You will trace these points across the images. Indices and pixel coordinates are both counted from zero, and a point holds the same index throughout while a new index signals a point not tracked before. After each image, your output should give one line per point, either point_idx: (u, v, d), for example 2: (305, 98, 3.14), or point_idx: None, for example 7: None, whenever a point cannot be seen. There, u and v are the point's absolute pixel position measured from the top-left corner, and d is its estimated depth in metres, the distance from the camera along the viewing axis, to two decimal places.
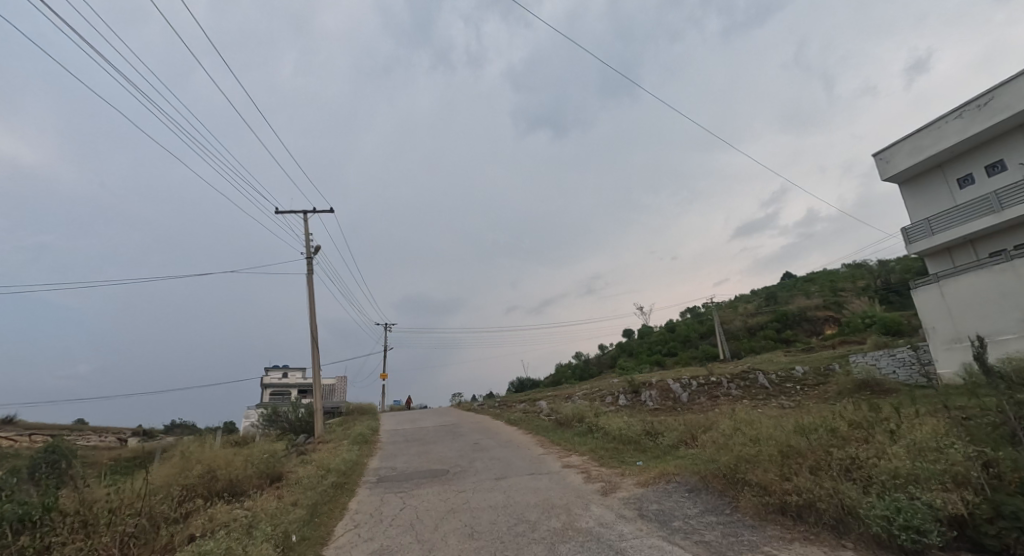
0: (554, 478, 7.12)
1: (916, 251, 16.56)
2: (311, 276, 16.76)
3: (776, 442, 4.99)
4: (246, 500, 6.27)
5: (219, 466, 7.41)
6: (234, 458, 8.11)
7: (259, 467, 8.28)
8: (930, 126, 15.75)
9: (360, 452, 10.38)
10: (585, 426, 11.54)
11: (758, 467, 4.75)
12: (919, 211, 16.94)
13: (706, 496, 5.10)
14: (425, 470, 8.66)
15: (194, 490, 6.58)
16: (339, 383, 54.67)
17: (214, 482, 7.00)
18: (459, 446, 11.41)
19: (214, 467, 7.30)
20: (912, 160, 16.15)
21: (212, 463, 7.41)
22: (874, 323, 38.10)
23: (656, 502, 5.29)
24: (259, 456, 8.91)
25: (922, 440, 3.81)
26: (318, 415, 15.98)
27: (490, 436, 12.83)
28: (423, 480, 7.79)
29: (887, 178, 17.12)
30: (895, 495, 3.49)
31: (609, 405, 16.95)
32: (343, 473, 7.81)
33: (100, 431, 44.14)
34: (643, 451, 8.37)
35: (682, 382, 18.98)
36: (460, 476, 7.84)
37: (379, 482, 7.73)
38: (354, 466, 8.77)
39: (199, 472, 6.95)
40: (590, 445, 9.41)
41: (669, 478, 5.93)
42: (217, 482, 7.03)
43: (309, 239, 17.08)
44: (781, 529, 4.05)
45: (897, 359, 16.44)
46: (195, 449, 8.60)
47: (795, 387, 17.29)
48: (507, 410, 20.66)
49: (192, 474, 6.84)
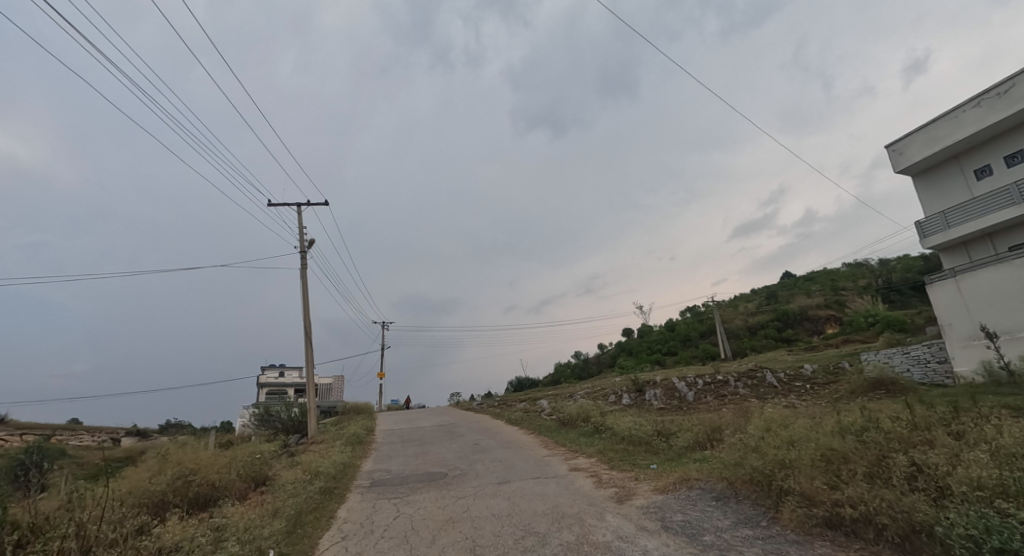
0: (562, 483, 6.56)
1: (930, 245, 16.03)
2: (305, 270, 16.15)
3: (815, 444, 4.43)
4: (221, 513, 5.65)
5: (197, 471, 6.82)
6: (217, 460, 7.53)
7: (243, 471, 7.70)
8: (946, 116, 15.24)
9: (353, 453, 9.80)
10: (591, 426, 10.99)
11: (797, 471, 4.19)
12: (934, 204, 16.43)
13: (737, 507, 4.52)
14: (422, 474, 8.07)
15: (166, 500, 5.99)
16: (337, 381, 53.94)
17: (188, 491, 6.39)
18: (457, 447, 10.86)
19: (190, 472, 6.71)
20: (926, 152, 15.64)
21: (187, 467, 6.80)
22: (876, 323, 37.67)
23: (680, 513, 4.71)
24: (244, 458, 8.34)
25: (1008, 446, 3.25)
26: (311, 414, 15.38)
27: (491, 436, 12.26)
28: (419, 484, 7.21)
29: (899, 170, 16.62)
30: (981, 509, 2.92)
31: (612, 404, 16.43)
32: (332, 477, 7.20)
33: (94, 431, 43.61)
34: (655, 452, 7.82)
35: (688, 381, 18.43)
36: (460, 480, 7.25)
37: (372, 487, 7.15)
38: (346, 469, 8.15)
39: (170, 478, 6.34)
40: (597, 446, 8.85)
41: (691, 484, 5.37)
42: (191, 492, 6.42)
43: (303, 233, 16.48)
44: (832, 547, 3.48)
45: (911, 357, 15.68)
46: (174, 451, 8.01)
47: (805, 386, 16.77)
48: (507, 410, 20.08)
49: (164, 480, 6.24)
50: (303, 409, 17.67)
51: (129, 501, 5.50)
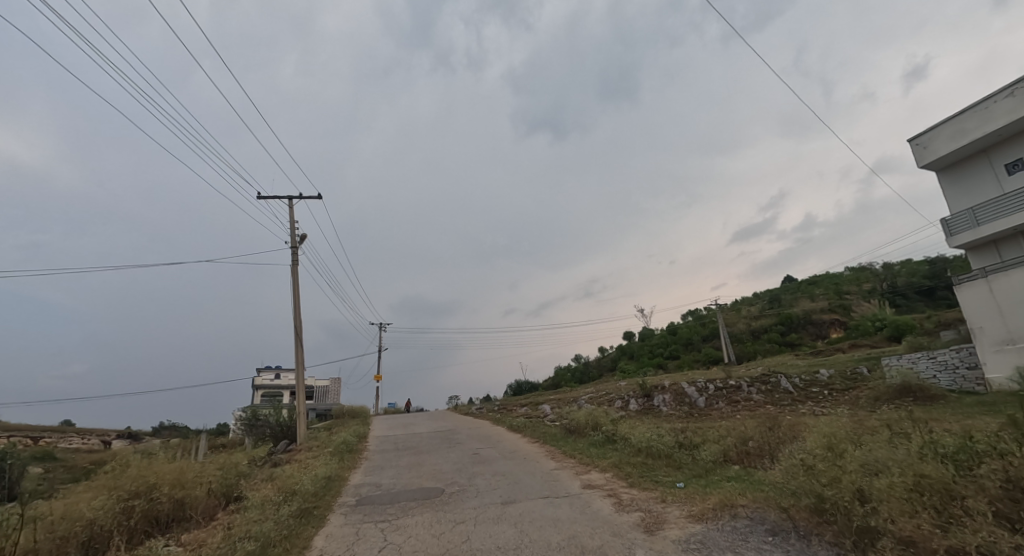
0: (576, 505, 5.68)
1: (957, 244, 15.17)
2: (296, 265, 15.29)
3: (903, 470, 3.54)
4: (171, 545, 4.75)
5: (144, 491, 5.87)
6: (182, 471, 6.66)
7: (212, 486, 6.86)
8: (976, 107, 14.39)
9: (341, 465, 8.91)
10: (601, 435, 10.06)
11: (883, 505, 3.30)
12: (960, 201, 15.57)
13: (801, 546, 3.61)
14: (416, 489, 7.19)
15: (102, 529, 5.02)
16: (332, 385, 52.82)
17: (131, 518, 5.43)
18: (456, 457, 9.97)
19: (132, 495, 5.72)
20: (954, 145, 14.80)
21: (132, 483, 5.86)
22: (884, 327, 36.74)
23: (730, 552, 3.79)
24: (217, 470, 7.47)
25: None
26: (301, 419, 14.46)
27: (491, 445, 11.36)
28: (412, 503, 6.32)
29: (923, 165, 15.78)
30: None
31: (620, 410, 15.54)
32: (312, 495, 6.31)
33: (85, 432, 42.81)
34: (679, 468, 6.96)
35: (698, 386, 17.55)
36: (459, 499, 6.35)
37: (358, 506, 6.26)
38: (329, 484, 7.24)
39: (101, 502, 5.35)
40: (612, 458, 7.95)
41: (735, 512, 4.47)
42: (132, 522, 5.47)
43: (294, 226, 15.61)
44: None
45: (937, 362, 14.68)
46: (136, 459, 7.14)
47: (823, 393, 15.89)
48: (509, 415, 19.16)
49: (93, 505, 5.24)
50: (293, 414, 16.67)
51: (43, 546, 4.48)
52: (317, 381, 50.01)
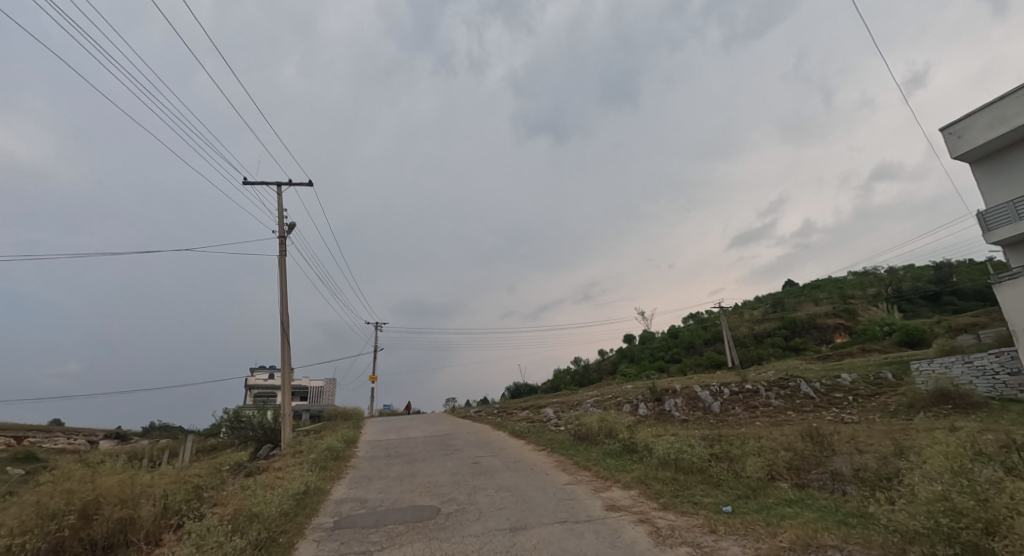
0: (604, 535, 4.57)
1: (995, 239, 14.10)
2: (282, 256, 14.12)
3: None
4: None
5: (57, 515, 4.72)
6: (127, 483, 5.57)
7: (163, 502, 5.77)
8: (1017, 92, 13.35)
9: (322, 476, 7.79)
10: (618, 443, 8.96)
11: None
12: (996, 194, 14.58)
13: None
14: (407, 507, 6.11)
15: None
16: (327, 385, 51.52)
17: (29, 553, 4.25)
18: (454, 466, 8.89)
19: (18, 533, 4.42)
20: (992, 134, 13.77)
21: (33, 510, 4.66)
22: (892, 332, 35.78)
23: None
24: (170, 483, 6.33)
25: None
26: (285, 421, 13.20)
27: (494, 452, 10.26)
28: (401, 526, 5.26)
29: (956, 156, 14.76)
30: None
31: (630, 414, 14.44)
32: (279, 518, 5.19)
33: (72, 431, 41.60)
34: (719, 485, 5.88)
35: (712, 390, 16.45)
36: (458, 522, 5.28)
37: (335, 531, 5.14)
38: (303, 500, 6.14)
39: None
40: (635, 472, 6.85)
41: None
42: None
43: (282, 214, 14.41)
44: None
45: (974, 367, 13.76)
46: (74, 470, 6.03)
47: (847, 398, 14.81)
48: (509, 419, 18.05)
49: None
50: (278, 416, 15.49)
51: None
52: (311, 381, 48.95)
